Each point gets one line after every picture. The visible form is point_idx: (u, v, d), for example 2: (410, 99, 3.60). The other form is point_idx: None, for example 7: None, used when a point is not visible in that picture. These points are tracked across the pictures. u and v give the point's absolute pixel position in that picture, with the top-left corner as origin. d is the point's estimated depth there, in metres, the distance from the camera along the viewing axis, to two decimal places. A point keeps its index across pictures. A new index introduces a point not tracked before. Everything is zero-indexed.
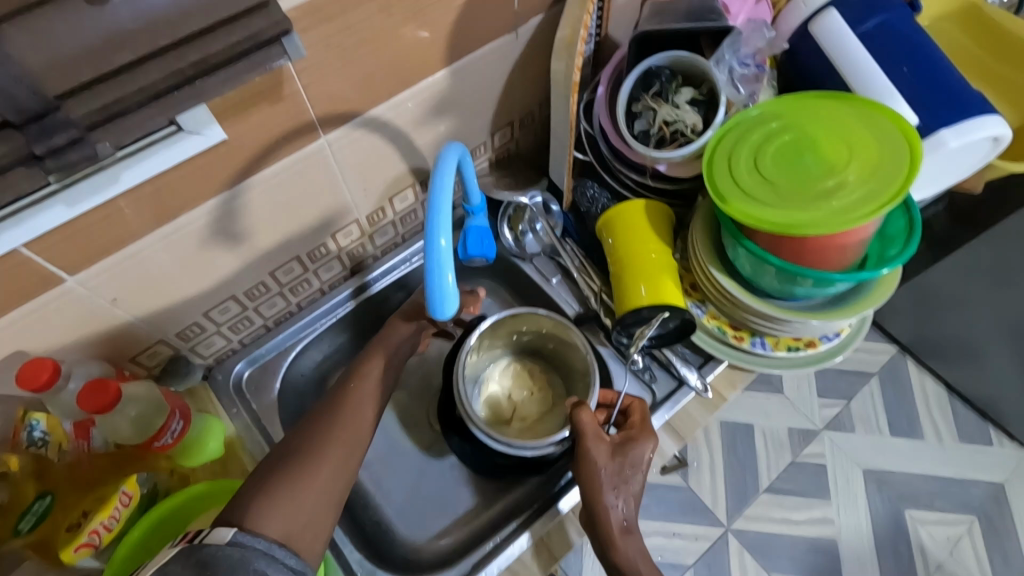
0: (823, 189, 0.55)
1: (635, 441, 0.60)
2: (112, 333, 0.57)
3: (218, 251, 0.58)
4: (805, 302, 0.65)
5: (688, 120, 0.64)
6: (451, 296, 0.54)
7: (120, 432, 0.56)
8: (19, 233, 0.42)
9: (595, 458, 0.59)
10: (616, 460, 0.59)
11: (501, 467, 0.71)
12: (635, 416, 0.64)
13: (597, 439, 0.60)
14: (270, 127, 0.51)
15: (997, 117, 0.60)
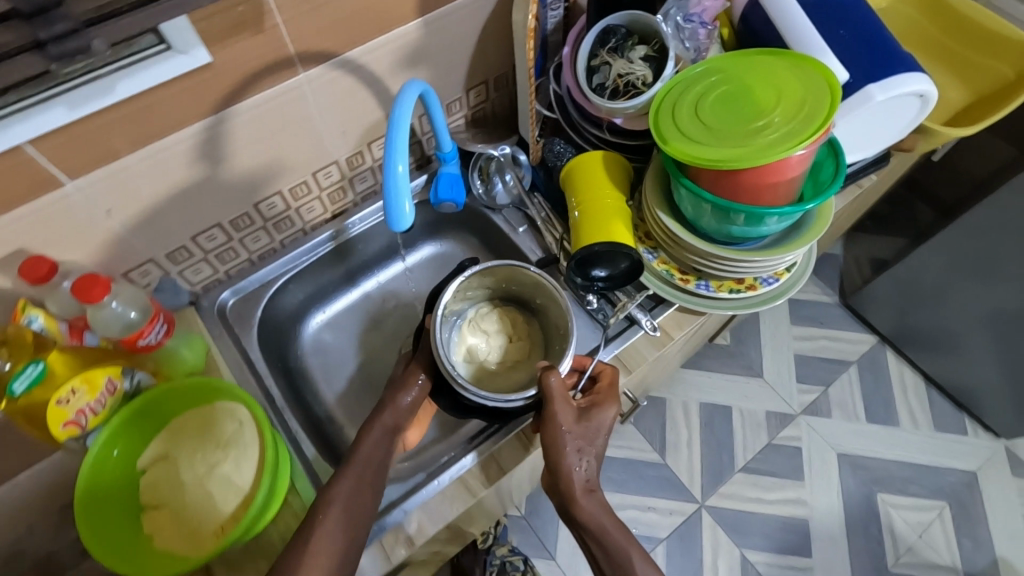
0: (753, 129, 0.60)
1: (600, 406, 0.64)
2: (107, 243, 0.63)
3: (203, 173, 0.65)
4: (746, 247, 0.70)
5: (639, 72, 0.70)
6: (407, 210, 0.58)
7: (110, 331, 0.61)
8: (25, 128, 0.49)
9: (560, 420, 0.63)
10: (581, 424, 0.63)
11: (467, 411, 0.68)
12: (603, 382, 0.68)
13: (564, 402, 0.63)
14: (253, 57, 0.58)
15: (921, 74, 0.65)
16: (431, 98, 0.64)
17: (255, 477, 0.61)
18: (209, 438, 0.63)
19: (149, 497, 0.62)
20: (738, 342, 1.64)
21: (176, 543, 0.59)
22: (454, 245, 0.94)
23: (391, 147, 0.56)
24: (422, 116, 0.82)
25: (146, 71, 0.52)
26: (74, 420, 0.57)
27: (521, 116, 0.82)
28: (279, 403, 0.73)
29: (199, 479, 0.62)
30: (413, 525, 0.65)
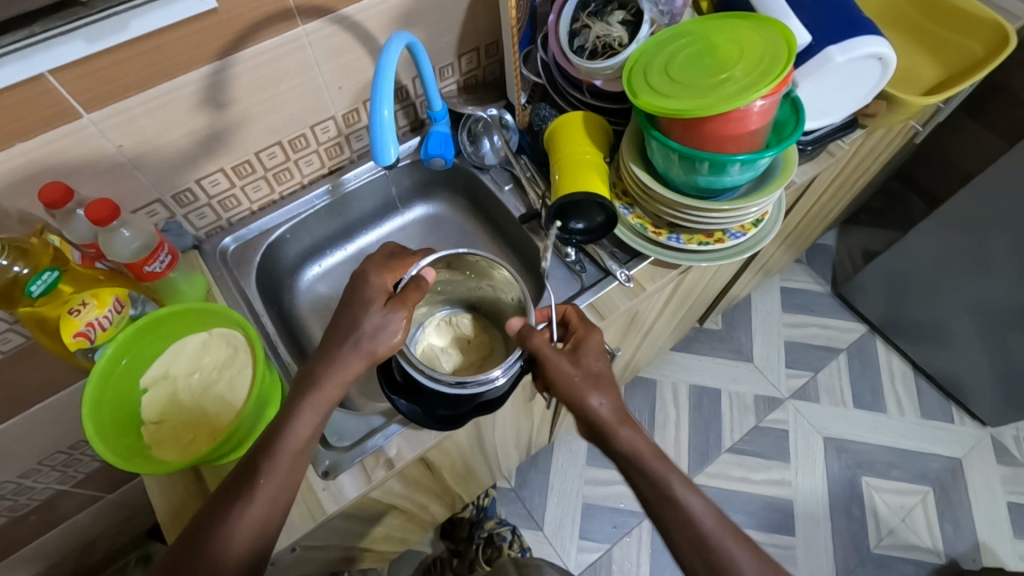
0: (715, 82, 0.65)
1: (587, 341, 0.67)
2: (118, 178, 0.68)
3: (207, 118, 0.70)
4: (714, 200, 0.74)
5: (616, 34, 0.76)
6: (391, 143, 0.61)
7: (118, 256, 0.65)
8: (49, 59, 0.54)
9: (561, 368, 0.64)
10: (581, 365, 0.64)
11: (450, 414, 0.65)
12: (573, 321, 0.70)
13: (555, 353, 0.64)
14: (255, 7, 0.63)
15: (878, 37, 0.70)
16: (419, 51, 0.69)
17: (247, 393, 0.67)
18: (207, 360, 0.69)
19: (151, 412, 0.67)
20: (728, 327, 1.66)
21: (175, 452, 0.65)
22: (444, 206, 1.00)
23: (378, 92, 0.59)
24: (415, 79, 0.87)
25: (158, 12, 0.57)
26: (83, 332, 0.62)
27: (509, 81, 0.86)
28: (273, 336, 0.78)
29: (196, 395, 0.68)
30: (393, 450, 0.70)
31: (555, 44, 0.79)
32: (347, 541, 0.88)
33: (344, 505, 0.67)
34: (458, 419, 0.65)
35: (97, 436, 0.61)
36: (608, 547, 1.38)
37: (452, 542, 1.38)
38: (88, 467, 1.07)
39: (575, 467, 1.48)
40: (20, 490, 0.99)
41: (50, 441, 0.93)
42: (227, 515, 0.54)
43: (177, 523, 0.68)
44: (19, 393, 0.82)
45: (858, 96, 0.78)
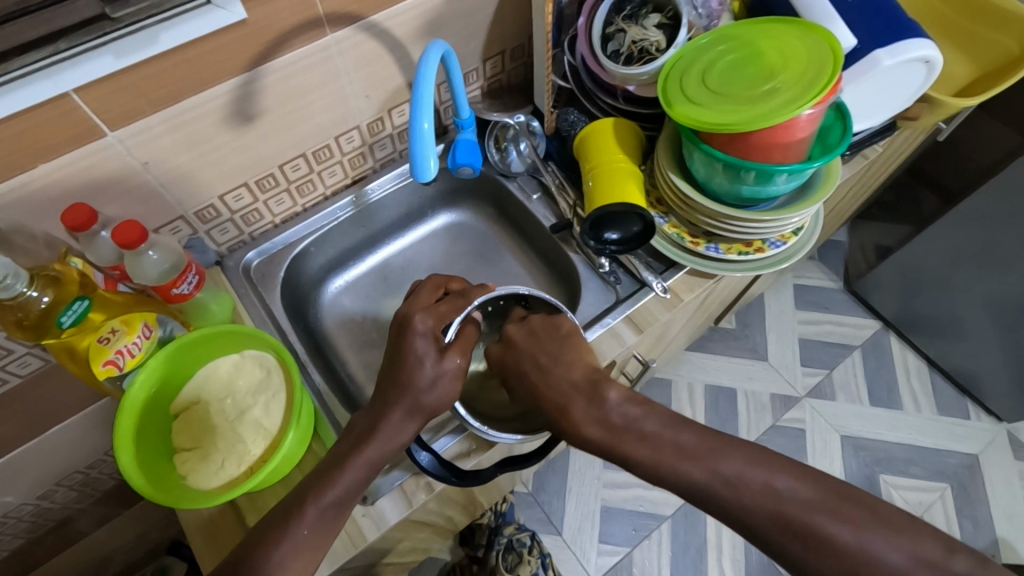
0: (758, 94, 0.63)
1: None
2: (142, 196, 0.65)
3: (232, 131, 0.67)
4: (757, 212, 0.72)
5: (653, 38, 0.73)
6: (431, 158, 0.59)
7: (145, 277, 0.63)
8: (77, 76, 0.51)
9: None
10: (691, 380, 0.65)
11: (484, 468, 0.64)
12: None
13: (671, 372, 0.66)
14: (286, 16, 0.60)
15: (927, 40, 0.68)
16: (452, 60, 0.67)
17: (283, 418, 0.65)
18: (239, 383, 0.67)
19: (183, 439, 0.64)
20: (742, 325, 1.63)
21: (210, 481, 0.62)
22: (467, 214, 0.98)
23: (418, 105, 0.57)
24: (441, 85, 0.84)
25: (188, 25, 0.55)
26: (112, 360, 0.59)
27: (537, 86, 0.83)
28: (304, 357, 0.76)
29: (230, 421, 0.66)
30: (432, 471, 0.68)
31: (586, 46, 0.77)
32: (376, 559, 0.86)
33: (385, 531, 0.66)
34: (485, 476, 0.63)
35: (131, 467, 0.59)
36: (628, 550, 1.36)
37: (471, 548, 1.33)
38: (105, 485, 1.05)
39: (592, 470, 1.45)
40: (37, 511, 0.97)
41: (67, 462, 0.90)
42: (269, 549, 0.51)
43: (210, 548, 0.67)
44: (38, 417, 0.79)
45: (900, 99, 0.77)
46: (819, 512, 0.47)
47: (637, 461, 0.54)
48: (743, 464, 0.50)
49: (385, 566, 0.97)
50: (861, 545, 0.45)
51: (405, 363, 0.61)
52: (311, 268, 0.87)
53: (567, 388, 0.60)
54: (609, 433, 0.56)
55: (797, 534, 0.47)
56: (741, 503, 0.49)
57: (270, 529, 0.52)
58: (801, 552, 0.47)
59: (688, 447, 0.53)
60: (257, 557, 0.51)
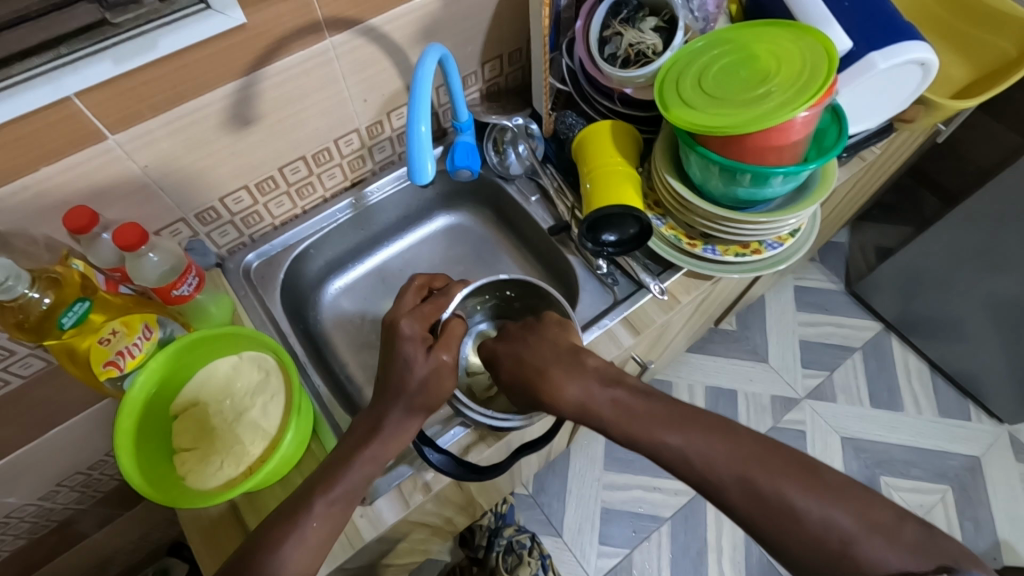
0: (753, 96, 0.63)
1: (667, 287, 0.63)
2: (142, 198, 0.66)
3: (232, 134, 0.67)
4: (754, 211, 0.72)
5: (649, 41, 0.74)
6: (428, 160, 0.60)
7: (145, 278, 0.64)
8: (76, 80, 0.52)
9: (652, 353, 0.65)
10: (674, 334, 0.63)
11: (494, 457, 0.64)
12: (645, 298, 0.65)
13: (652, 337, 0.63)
14: (285, 20, 0.61)
15: (922, 43, 0.69)
16: (449, 63, 0.68)
17: (282, 419, 0.65)
18: (238, 385, 0.68)
19: (182, 440, 0.65)
20: (742, 327, 1.63)
21: (208, 481, 0.63)
22: (466, 216, 0.99)
23: (415, 107, 0.58)
24: (440, 88, 0.85)
25: (187, 30, 0.55)
26: (113, 361, 0.60)
27: (534, 90, 0.84)
28: (303, 359, 0.76)
29: (229, 422, 0.66)
30: (430, 472, 0.68)
31: (583, 49, 0.77)
32: (375, 559, 0.86)
33: (383, 531, 0.66)
34: (500, 469, 0.63)
35: (131, 467, 0.60)
36: (628, 552, 1.36)
37: (471, 550, 1.33)
38: (106, 486, 1.05)
39: (592, 472, 1.45)
40: (40, 511, 0.97)
41: (69, 463, 0.91)
42: (268, 551, 0.52)
43: (209, 549, 0.68)
44: (39, 418, 0.80)
45: (895, 101, 0.77)
46: (774, 477, 0.48)
47: (609, 423, 0.56)
48: (710, 435, 0.51)
49: (385, 566, 0.97)
50: (815, 508, 0.46)
51: (401, 363, 0.61)
52: (311, 269, 0.88)
53: (548, 358, 0.62)
54: (588, 399, 0.58)
55: (754, 496, 0.48)
56: (706, 462, 0.50)
57: (266, 530, 0.53)
58: (753, 514, 0.48)
59: (660, 414, 0.54)
60: (254, 557, 0.52)
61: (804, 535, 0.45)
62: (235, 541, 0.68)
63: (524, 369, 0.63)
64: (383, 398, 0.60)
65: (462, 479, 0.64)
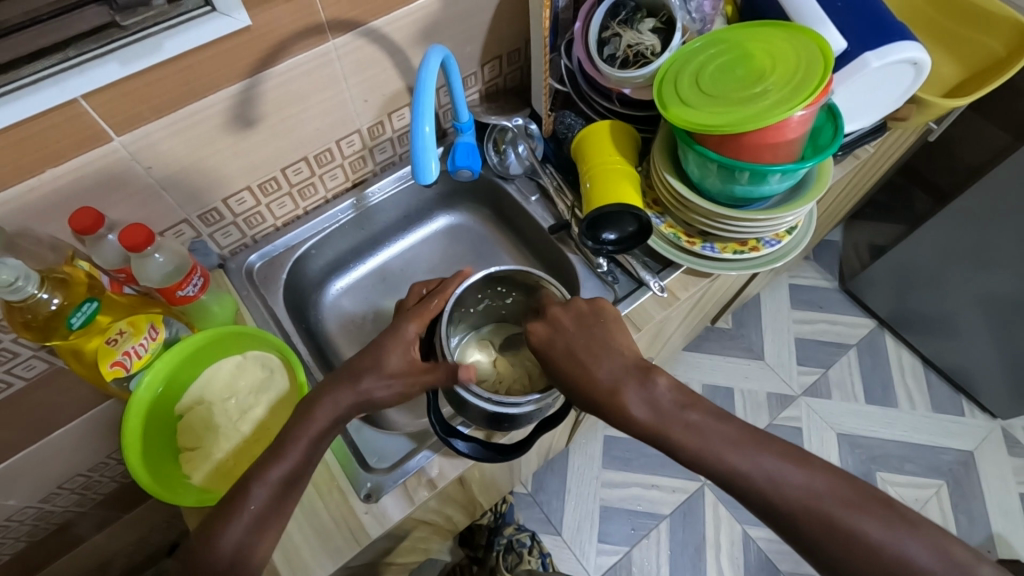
0: (750, 95, 0.64)
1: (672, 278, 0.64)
2: (146, 199, 0.66)
3: (236, 135, 0.68)
4: (752, 208, 0.73)
5: (647, 42, 0.75)
6: (432, 159, 0.61)
7: (150, 278, 0.64)
8: (83, 82, 0.52)
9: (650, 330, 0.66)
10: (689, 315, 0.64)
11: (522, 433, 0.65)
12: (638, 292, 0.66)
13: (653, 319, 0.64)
14: (289, 21, 0.62)
15: (915, 43, 0.70)
16: (451, 65, 0.68)
17: (286, 418, 0.66)
18: (242, 383, 0.68)
19: (187, 439, 0.65)
20: (738, 325, 1.64)
21: (215, 479, 0.64)
22: (466, 216, 0.99)
23: (419, 108, 0.59)
24: (440, 88, 0.86)
25: (193, 31, 0.56)
26: (120, 361, 0.61)
27: (534, 90, 0.85)
28: (306, 358, 0.77)
29: (233, 421, 0.67)
30: (434, 468, 0.69)
31: (582, 50, 0.78)
32: (378, 557, 0.86)
33: (388, 528, 0.67)
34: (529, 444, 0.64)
35: (138, 467, 0.60)
36: (627, 549, 1.37)
37: (472, 549, 1.34)
38: (106, 488, 1.05)
39: (591, 470, 1.46)
40: (40, 514, 0.97)
41: (69, 465, 0.91)
42: None
43: None
44: (41, 420, 0.80)
45: (889, 99, 0.78)
46: (844, 508, 0.51)
47: (682, 447, 0.55)
48: (787, 461, 0.54)
49: (387, 565, 0.97)
50: (886, 536, 0.50)
51: (406, 361, 0.61)
52: (312, 270, 0.88)
53: (616, 373, 0.59)
54: (657, 417, 0.57)
55: (826, 522, 0.51)
56: (784, 487, 0.53)
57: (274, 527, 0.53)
58: (821, 537, 0.51)
59: (734, 437, 0.55)
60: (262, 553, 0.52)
61: (867, 558, 0.50)
62: None
63: (586, 382, 0.59)
64: (389, 395, 0.61)
65: (491, 460, 0.65)
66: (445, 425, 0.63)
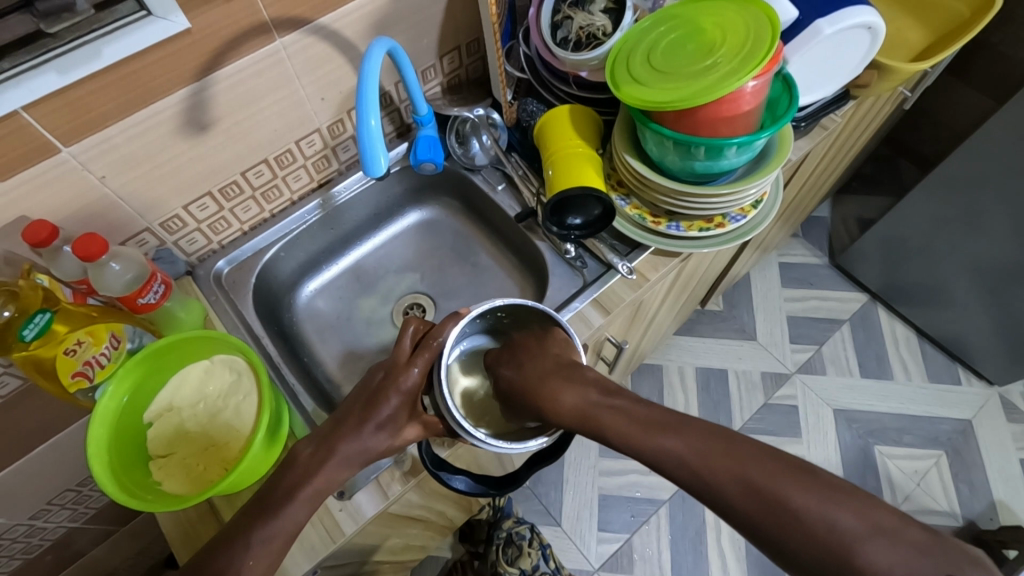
0: (700, 69, 0.64)
1: None
2: (103, 208, 0.66)
3: (189, 139, 0.68)
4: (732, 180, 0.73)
5: (598, 23, 0.74)
6: (379, 149, 0.60)
7: (110, 287, 0.65)
8: (22, 93, 0.52)
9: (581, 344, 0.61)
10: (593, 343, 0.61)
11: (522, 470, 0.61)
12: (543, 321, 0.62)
13: None
14: (230, 23, 0.61)
15: (867, 7, 0.71)
16: (400, 55, 0.68)
17: (255, 417, 0.66)
18: (211, 388, 0.68)
19: (158, 446, 0.65)
20: (730, 307, 1.62)
21: (187, 484, 0.63)
22: (436, 211, 0.99)
23: (363, 101, 0.58)
24: (398, 83, 0.86)
25: (131, 37, 0.56)
26: (81, 371, 0.61)
27: (493, 79, 0.84)
28: (276, 359, 0.77)
29: (203, 425, 0.67)
30: (407, 462, 0.69)
31: (537, 37, 0.78)
32: (365, 558, 0.86)
33: (363, 524, 0.67)
34: (522, 479, 0.61)
35: (106, 476, 0.60)
36: (628, 536, 1.37)
37: (472, 544, 1.33)
38: (98, 503, 1.05)
39: (587, 460, 1.45)
40: (31, 531, 0.97)
41: (55, 481, 0.91)
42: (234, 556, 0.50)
43: (181, 534, 0.70)
44: (21, 438, 0.79)
45: (847, 67, 0.79)
46: (777, 477, 0.42)
47: (613, 431, 0.52)
48: (708, 438, 0.47)
49: (378, 565, 0.96)
50: (814, 506, 0.40)
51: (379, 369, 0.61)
52: (284, 272, 0.88)
53: (545, 371, 0.58)
54: (586, 408, 0.54)
55: (751, 498, 0.43)
56: (705, 472, 0.45)
57: (224, 534, 0.51)
58: (761, 517, 0.42)
59: (657, 419, 0.50)
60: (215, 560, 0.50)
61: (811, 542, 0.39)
62: (206, 517, 0.70)
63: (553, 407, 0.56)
64: (376, 437, 0.57)
65: (484, 494, 0.63)
66: (434, 458, 0.61)
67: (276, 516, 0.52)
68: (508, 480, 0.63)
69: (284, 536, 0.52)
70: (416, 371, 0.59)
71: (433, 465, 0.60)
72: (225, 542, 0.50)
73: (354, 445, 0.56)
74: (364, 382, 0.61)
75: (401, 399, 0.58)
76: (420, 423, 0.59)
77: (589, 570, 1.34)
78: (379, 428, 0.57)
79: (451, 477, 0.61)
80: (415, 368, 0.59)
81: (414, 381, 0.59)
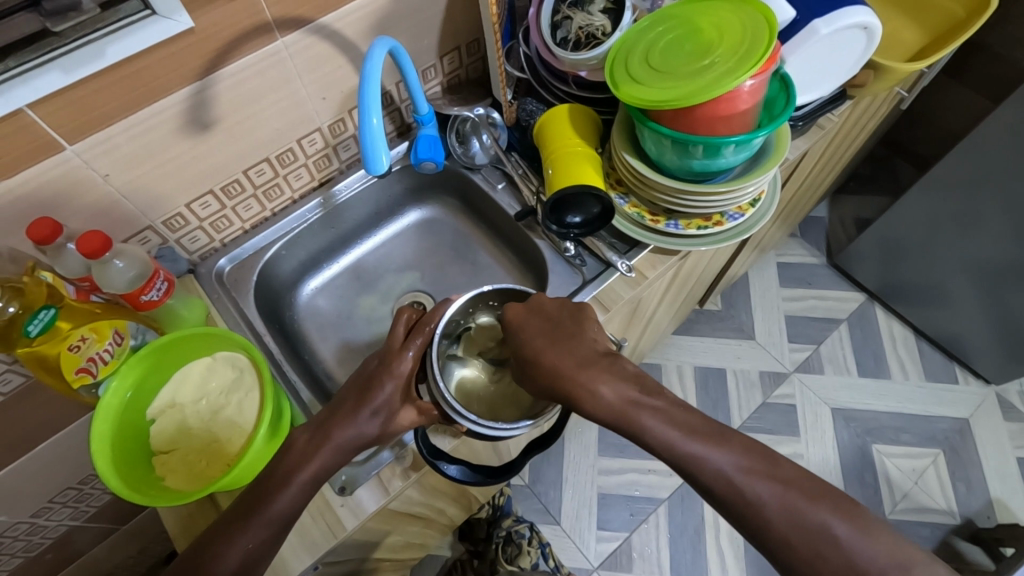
0: (698, 69, 0.64)
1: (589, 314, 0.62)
2: (106, 206, 0.67)
3: (191, 138, 0.68)
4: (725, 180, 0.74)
5: (597, 23, 0.75)
6: (380, 147, 0.61)
7: (112, 283, 0.65)
8: (27, 92, 0.53)
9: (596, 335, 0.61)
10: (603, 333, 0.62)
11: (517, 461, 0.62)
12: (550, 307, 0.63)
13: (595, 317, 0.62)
14: (233, 22, 0.62)
15: (864, 8, 0.72)
16: (402, 55, 0.69)
17: (257, 414, 0.66)
18: (213, 385, 0.68)
19: (160, 442, 0.66)
20: (728, 306, 1.62)
21: (189, 480, 0.64)
22: (436, 210, 1.00)
23: (366, 99, 0.59)
24: (398, 83, 0.86)
25: (135, 36, 0.56)
26: (85, 367, 0.62)
27: (493, 79, 0.85)
28: (278, 356, 0.77)
29: (206, 422, 0.67)
30: (408, 457, 0.69)
31: (537, 37, 0.79)
32: (365, 555, 0.86)
33: (363, 519, 0.67)
34: (517, 469, 0.62)
35: (110, 471, 0.60)
36: (627, 535, 1.37)
37: (471, 543, 1.33)
38: (99, 501, 1.06)
39: (586, 459, 1.46)
40: (32, 529, 0.98)
41: (57, 479, 0.91)
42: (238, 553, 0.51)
43: (183, 529, 0.70)
44: (23, 436, 0.80)
45: (843, 68, 0.80)
46: (819, 506, 0.47)
47: (654, 434, 0.51)
48: (751, 455, 0.50)
49: (379, 563, 0.97)
50: (849, 536, 0.46)
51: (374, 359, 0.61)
52: (284, 271, 0.89)
53: (576, 363, 0.56)
54: (627, 405, 0.53)
55: (790, 520, 0.47)
56: (749, 489, 0.48)
57: (227, 528, 0.52)
58: (796, 540, 0.47)
59: (701, 427, 0.51)
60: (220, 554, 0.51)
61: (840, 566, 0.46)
62: (207, 514, 0.70)
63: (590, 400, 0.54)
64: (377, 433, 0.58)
65: (480, 483, 0.64)
66: (431, 447, 0.63)
67: (279, 510, 0.52)
68: (503, 470, 0.63)
69: (287, 529, 0.53)
70: (411, 354, 0.59)
71: (428, 450, 0.62)
72: (228, 536, 0.51)
73: (357, 441, 0.57)
74: (358, 371, 0.61)
75: (396, 383, 0.58)
76: (414, 406, 0.61)
77: (589, 568, 1.35)
78: (373, 413, 0.57)
79: (447, 465, 0.62)
80: (410, 352, 0.60)
81: (409, 364, 0.59)
